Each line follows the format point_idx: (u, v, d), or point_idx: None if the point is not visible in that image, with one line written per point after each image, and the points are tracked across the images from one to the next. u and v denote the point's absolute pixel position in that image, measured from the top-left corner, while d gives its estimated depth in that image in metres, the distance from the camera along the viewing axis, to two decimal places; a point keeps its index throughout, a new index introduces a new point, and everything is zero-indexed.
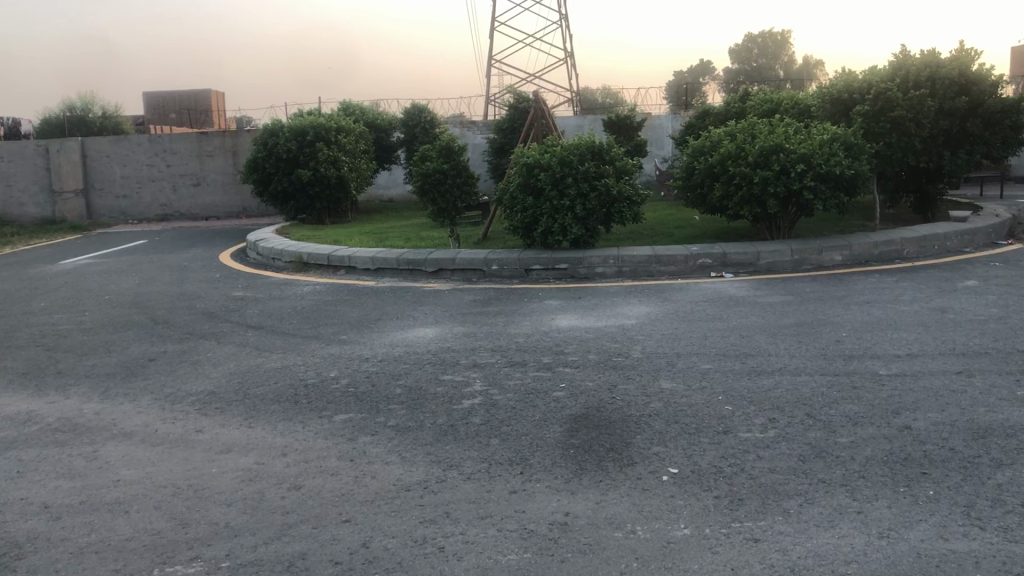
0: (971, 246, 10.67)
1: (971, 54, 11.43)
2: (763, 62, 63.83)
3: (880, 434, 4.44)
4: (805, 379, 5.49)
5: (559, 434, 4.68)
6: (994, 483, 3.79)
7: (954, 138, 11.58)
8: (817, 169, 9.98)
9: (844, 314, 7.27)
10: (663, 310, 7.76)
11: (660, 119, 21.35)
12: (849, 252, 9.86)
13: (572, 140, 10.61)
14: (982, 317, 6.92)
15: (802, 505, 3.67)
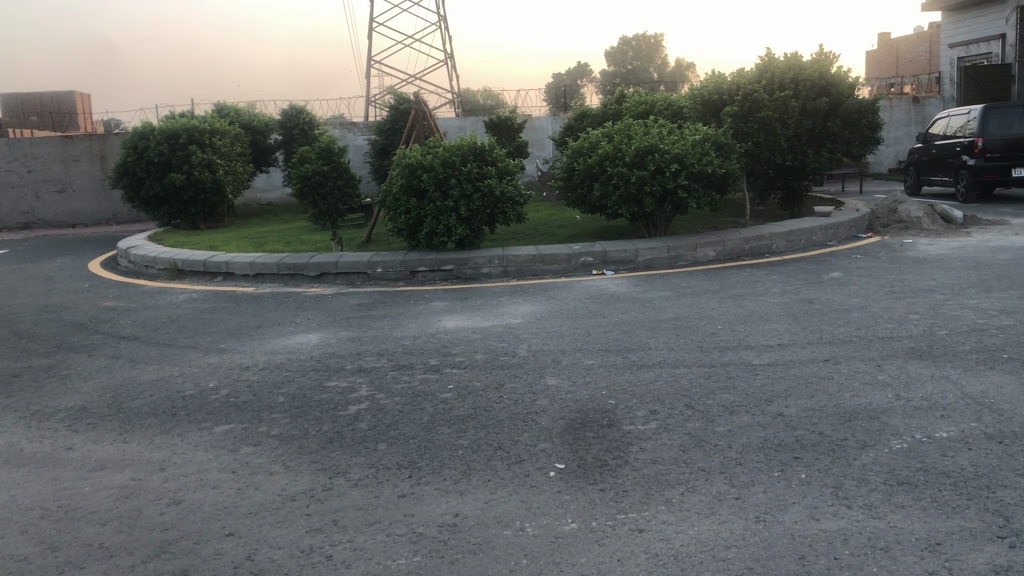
0: (835, 240, 11.23)
1: (830, 58, 12.02)
2: (637, 64, 65.38)
3: (754, 422, 4.62)
4: (683, 371, 5.66)
5: (447, 436, 4.69)
6: (860, 463, 4.00)
7: (817, 137, 12.17)
8: (690, 168, 10.34)
9: (720, 307, 7.54)
10: (547, 308, 7.84)
11: (540, 120, 21.66)
12: (722, 248, 10.24)
13: (454, 141, 10.63)
14: (845, 306, 7.29)
15: (683, 494, 3.79)
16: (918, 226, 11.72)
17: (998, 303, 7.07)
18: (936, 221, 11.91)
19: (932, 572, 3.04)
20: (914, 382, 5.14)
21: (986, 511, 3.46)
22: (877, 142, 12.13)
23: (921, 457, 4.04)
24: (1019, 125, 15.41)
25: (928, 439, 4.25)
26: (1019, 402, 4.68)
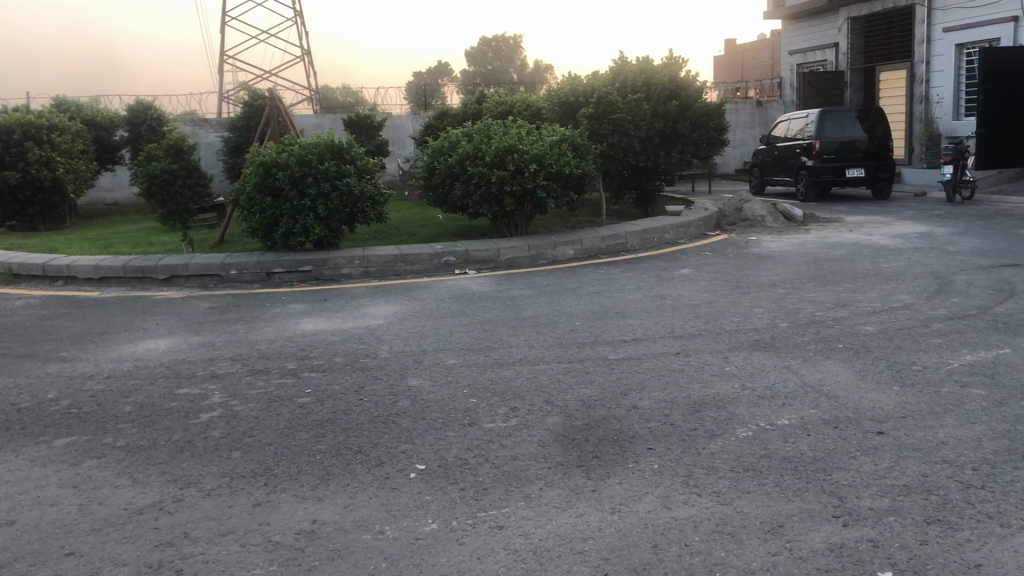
0: (686, 238, 11.67)
1: (680, 62, 12.48)
2: (497, 65, 65.94)
3: (610, 415, 4.75)
4: (543, 367, 5.75)
5: (304, 441, 4.59)
6: (709, 452, 4.17)
7: (668, 139, 12.62)
8: (548, 168, 10.52)
9: (578, 304, 7.70)
10: (408, 308, 7.80)
11: (401, 119, 21.57)
12: (580, 247, 10.46)
13: (310, 139, 10.41)
14: (695, 302, 7.58)
15: (542, 489, 3.85)
16: (763, 224, 12.32)
17: (834, 296, 7.52)
18: (778, 219, 12.56)
19: (775, 553, 3.20)
20: (758, 372, 5.40)
21: (823, 492, 3.67)
22: (724, 144, 12.68)
23: (765, 443, 4.25)
24: (851, 128, 16.43)
25: (771, 426, 4.47)
26: (852, 388, 4.99)
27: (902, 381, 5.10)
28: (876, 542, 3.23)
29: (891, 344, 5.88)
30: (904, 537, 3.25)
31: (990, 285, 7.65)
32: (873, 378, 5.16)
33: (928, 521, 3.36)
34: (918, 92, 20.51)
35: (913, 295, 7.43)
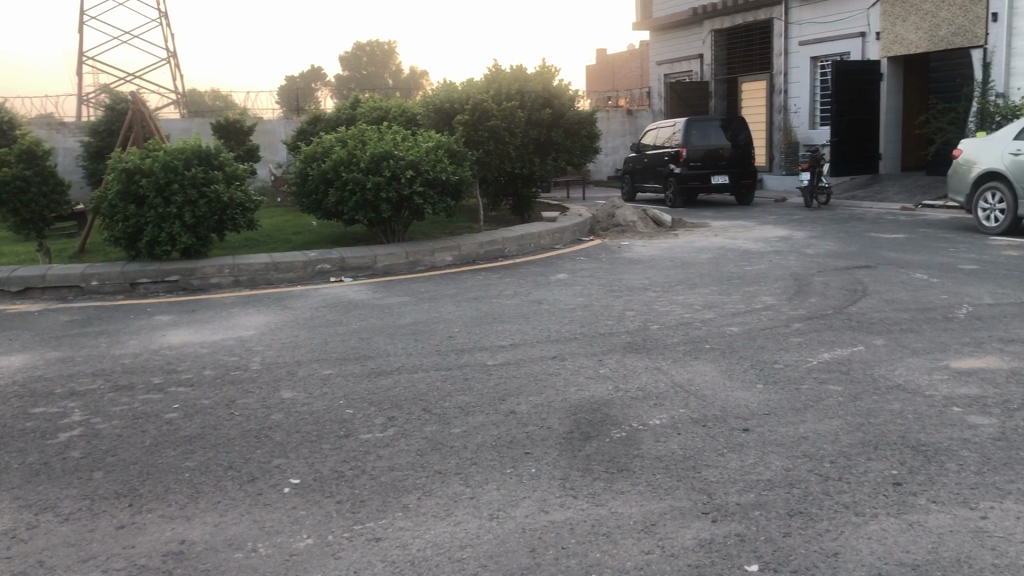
0: (561, 243, 11.85)
1: (552, 71, 12.68)
2: (372, 70, 65.32)
3: (488, 421, 4.77)
4: (421, 375, 5.71)
5: (172, 458, 4.41)
6: (585, 454, 4.24)
7: (542, 147, 12.80)
8: (424, 174, 10.50)
9: (456, 310, 7.69)
10: (282, 318, 7.62)
11: (272, 123, 21.07)
12: (458, 253, 10.48)
13: (176, 144, 10.04)
14: (571, 306, 7.71)
15: (420, 499, 3.82)
16: (634, 229, 12.64)
17: (702, 298, 7.79)
18: (648, 225, 12.92)
19: (648, 552, 3.27)
20: (631, 374, 5.53)
21: (693, 490, 3.78)
22: (596, 151, 12.96)
23: (638, 444, 4.35)
24: (716, 137, 17.07)
25: (644, 427, 4.58)
26: (720, 387, 5.17)
27: (765, 378, 5.32)
28: (743, 536, 3.36)
29: (755, 343, 6.13)
30: (768, 530, 3.39)
31: (844, 285, 8.09)
32: (738, 377, 5.37)
33: (791, 514, 3.52)
34: (777, 102, 21.48)
35: (775, 296, 7.77)
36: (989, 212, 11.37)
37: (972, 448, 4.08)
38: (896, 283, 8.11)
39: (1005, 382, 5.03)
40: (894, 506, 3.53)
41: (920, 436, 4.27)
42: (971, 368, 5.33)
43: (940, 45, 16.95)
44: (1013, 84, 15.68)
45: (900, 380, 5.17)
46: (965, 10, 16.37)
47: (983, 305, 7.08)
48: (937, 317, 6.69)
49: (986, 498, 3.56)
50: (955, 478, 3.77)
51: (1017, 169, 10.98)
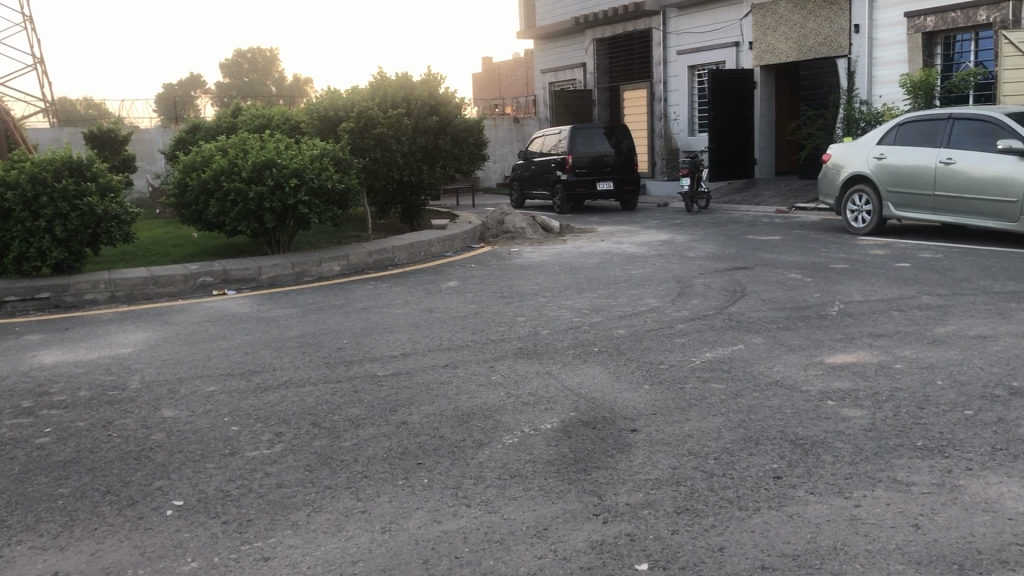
0: (452, 250, 11.84)
1: (438, 79, 12.68)
2: (255, 77, 63.84)
3: (379, 433, 4.71)
4: (309, 389, 5.60)
5: (43, 486, 4.18)
6: (477, 462, 4.24)
7: (429, 154, 12.78)
8: (309, 183, 10.31)
9: (345, 321, 7.59)
10: (163, 334, 7.35)
11: (149, 133, 20.39)
12: (346, 262, 10.33)
13: (44, 154, 9.56)
14: (462, 313, 7.71)
15: (310, 515, 3.74)
16: (523, 235, 12.75)
17: (590, 302, 7.91)
18: (537, 231, 13.05)
19: (541, 557, 3.29)
20: (522, 379, 5.56)
21: (584, 492, 3.83)
22: (484, 159, 13.03)
23: (530, 449, 4.38)
24: (600, 144, 17.40)
25: (535, 432, 4.62)
26: (608, 390, 5.25)
27: (652, 379, 5.45)
28: (633, 536, 3.42)
29: (642, 345, 6.27)
30: (657, 529, 3.46)
31: (725, 287, 8.37)
32: (626, 378, 5.48)
33: (678, 511, 3.60)
34: (658, 109, 22.04)
35: (659, 298, 7.97)
36: (857, 213, 11.98)
37: (845, 440, 4.28)
38: (773, 283, 8.44)
39: (874, 375, 5.30)
40: (775, 499, 3.66)
41: (798, 430, 4.45)
42: (844, 363, 5.59)
43: (808, 54, 17.75)
44: (876, 92, 16.55)
45: (778, 376, 5.38)
46: (831, 21, 17.20)
47: (853, 302, 7.43)
48: (810, 316, 6.99)
49: (859, 487, 3.74)
50: (831, 469, 3.94)
51: (881, 172, 11.59)
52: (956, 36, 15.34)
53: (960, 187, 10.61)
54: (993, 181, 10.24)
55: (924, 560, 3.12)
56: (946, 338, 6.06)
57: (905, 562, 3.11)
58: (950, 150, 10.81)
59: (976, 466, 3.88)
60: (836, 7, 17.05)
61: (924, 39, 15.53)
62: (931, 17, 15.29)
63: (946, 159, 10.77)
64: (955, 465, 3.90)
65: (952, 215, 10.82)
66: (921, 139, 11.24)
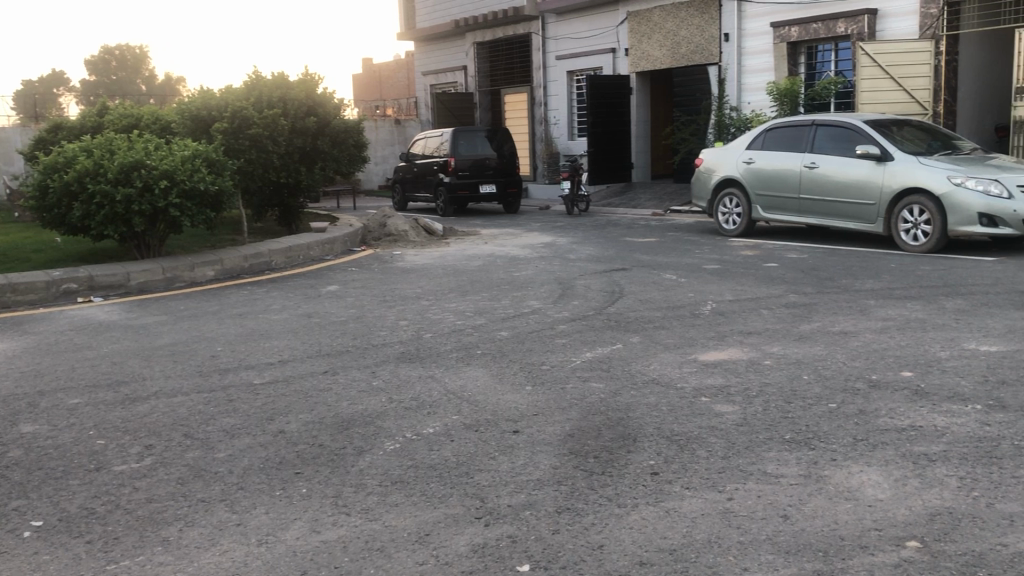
0: (331, 254, 11.67)
1: (315, 79, 12.46)
2: (124, 75, 61.24)
3: (256, 443, 4.57)
4: (181, 399, 5.39)
5: None
6: (356, 469, 4.17)
7: (307, 156, 12.54)
8: (180, 185, 9.95)
9: (220, 328, 7.35)
10: (22, 345, 6.93)
11: (6, 132, 19.35)
12: (220, 267, 10.02)
13: None
14: (342, 318, 7.58)
15: (182, 530, 3.60)
16: (406, 238, 12.65)
17: (472, 305, 7.92)
18: (420, 233, 12.97)
19: (422, 563, 3.26)
20: (404, 384, 5.50)
21: (466, 495, 3.82)
22: (364, 160, 12.88)
23: (411, 454, 4.34)
24: (482, 147, 17.46)
25: (416, 436, 4.58)
26: (491, 392, 5.26)
27: (533, 380, 5.48)
28: (515, 537, 3.43)
29: (524, 346, 6.32)
30: (539, 529, 3.49)
31: (604, 288, 8.52)
32: (508, 380, 5.50)
33: (559, 511, 3.64)
34: (538, 113, 22.28)
35: (541, 299, 8.05)
36: (728, 215, 12.43)
37: (718, 435, 4.42)
38: (650, 284, 8.65)
39: (745, 371, 5.49)
40: (652, 496, 3.74)
41: (675, 426, 4.56)
42: (716, 360, 5.77)
43: (681, 61, 18.30)
44: (744, 99, 17.21)
45: (655, 374, 5.51)
46: (702, 30, 17.78)
47: (725, 301, 7.70)
48: (685, 314, 7.19)
49: (732, 481, 3.86)
50: (704, 464, 4.05)
51: (750, 176, 12.04)
52: (818, 46, 16.12)
53: (823, 191, 11.12)
54: (853, 185, 10.77)
55: (792, 550, 3.24)
56: (811, 334, 6.35)
57: (776, 552, 3.22)
58: (814, 155, 11.31)
59: (839, 457, 4.07)
60: (707, 15, 17.63)
61: (789, 48, 16.23)
62: (795, 27, 16.00)
63: (810, 164, 11.27)
64: (821, 456, 4.08)
65: (815, 216, 11.33)
66: (787, 145, 11.72)
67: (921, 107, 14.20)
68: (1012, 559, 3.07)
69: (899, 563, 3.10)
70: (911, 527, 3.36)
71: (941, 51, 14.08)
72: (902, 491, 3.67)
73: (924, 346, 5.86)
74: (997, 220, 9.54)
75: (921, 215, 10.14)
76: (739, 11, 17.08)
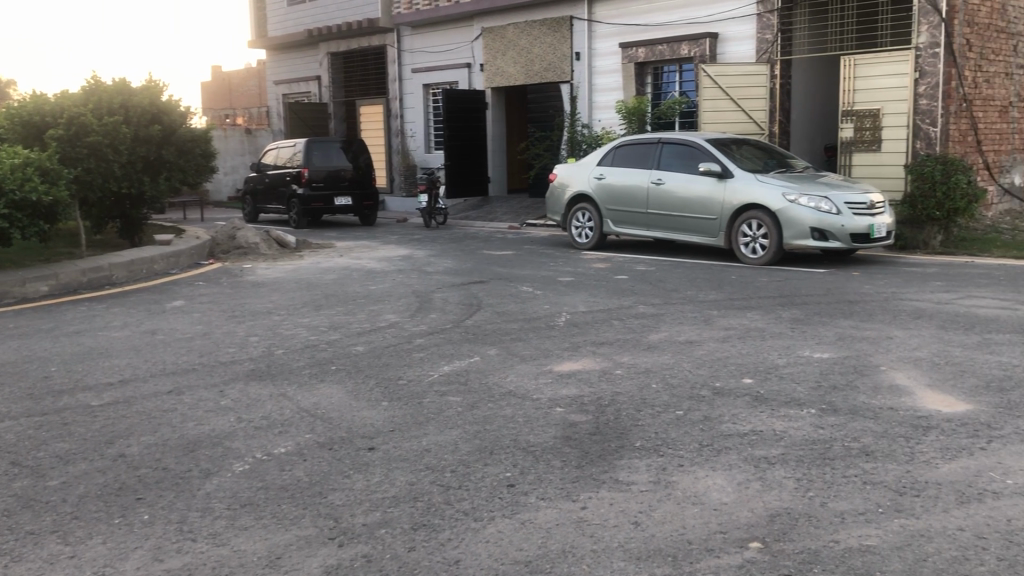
0: (177, 267, 11.20)
1: (160, 86, 11.96)
2: None
3: (92, 468, 4.32)
4: (8, 425, 5.02)
5: None
6: (203, 493, 4.00)
7: (151, 166, 12.01)
8: (9, 194, 9.31)
9: (54, 347, 6.91)
10: None
11: None
12: (55, 282, 9.44)
13: None
14: (189, 335, 7.27)
15: (7, 567, 3.35)
16: (256, 251, 12.29)
17: (326, 319, 7.77)
18: (272, 246, 12.63)
19: None
20: (254, 403, 5.32)
21: (319, 516, 3.73)
22: (212, 171, 12.45)
23: (261, 475, 4.20)
24: (336, 158, 17.20)
25: (267, 457, 4.44)
26: (345, 409, 5.17)
27: (389, 396, 5.41)
28: (370, 557, 3.37)
29: (380, 361, 6.24)
30: (394, 547, 3.44)
31: (461, 301, 8.54)
32: (364, 396, 5.41)
33: (415, 527, 3.60)
34: (394, 125, 22.15)
35: (398, 313, 7.98)
36: (581, 229, 12.74)
37: (572, 445, 4.49)
38: (506, 296, 8.73)
39: (598, 381, 5.61)
40: (508, 508, 3.76)
41: (530, 438, 4.61)
42: (571, 371, 5.88)
43: (534, 79, 18.64)
44: (595, 116, 17.70)
45: (511, 386, 5.55)
46: (554, 48, 18.17)
47: (578, 312, 7.86)
48: (540, 326, 7.30)
49: (585, 490, 3.93)
50: (559, 474, 4.11)
51: (601, 192, 12.37)
52: (663, 67, 16.77)
53: (669, 206, 11.54)
54: (696, 201, 11.24)
55: (643, 556, 3.32)
56: (659, 344, 6.57)
57: (627, 559, 3.30)
58: (660, 172, 11.73)
59: (686, 462, 4.22)
60: (559, 34, 18.03)
61: (636, 69, 16.81)
62: (642, 49, 16.58)
63: (657, 181, 11.67)
64: (669, 463, 4.22)
65: (662, 230, 11.74)
66: (635, 161, 12.11)
67: (758, 127, 14.97)
68: (844, 554, 3.26)
69: (742, 564, 3.23)
70: (753, 528, 3.51)
71: (776, 75, 14.94)
72: (744, 494, 3.83)
73: (763, 354, 6.17)
74: (827, 234, 10.18)
75: (759, 229, 10.67)
76: (589, 31, 17.58)
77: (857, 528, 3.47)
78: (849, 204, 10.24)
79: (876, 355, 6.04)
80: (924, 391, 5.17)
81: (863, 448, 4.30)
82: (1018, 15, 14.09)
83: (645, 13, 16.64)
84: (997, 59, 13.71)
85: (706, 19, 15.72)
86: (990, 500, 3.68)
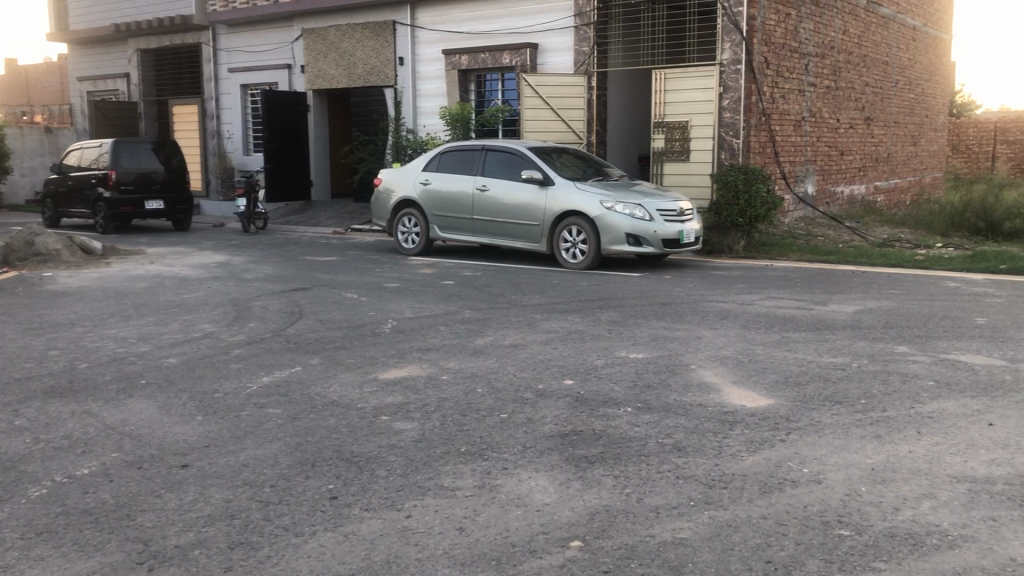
0: None
1: None
2: None
3: None
4: None
5: None
6: None
7: None
8: None
9: None
10: None
11: None
12: None
13: None
14: None
15: None
16: (57, 258, 11.46)
17: (135, 330, 7.34)
18: (75, 253, 11.81)
19: None
20: (53, 422, 4.94)
21: (127, 540, 3.51)
22: None
23: (60, 500, 3.91)
24: (147, 160, 16.33)
25: (68, 479, 4.13)
26: (156, 425, 4.89)
27: (203, 410, 5.17)
28: None
29: (194, 374, 5.96)
30: (208, 568, 3.28)
31: (282, 309, 8.29)
32: (176, 411, 5.14)
33: (231, 546, 3.45)
34: (210, 126, 21.27)
35: (214, 323, 7.65)
36: (407, 234, 12.70)
37: (396, 453, 4.44)
38: (329, 304, 8.55)
39: (423, 388, 5.58)
40: (330, 521, 3.67)
41: (353, 448, 4.53)
42: (395, 378, 5.82)
43: (357, 82, 18.41)
44: (420, 121, 17.70)
45: (333, 396, 5.43)
46: (377, 52, 18.02)
47: (403, 319, 7.81)
48: (364, 334, 7.19)
49: (409, 498, 3.90)
50: (383, 483, 4.06)
51: (427, 197, 12.35)
52: (486, 75, 16.98)
53: (493, 212, 11.68)
54: (519, 207, 11.43)
55: (468, 561, 3.33)
56: (484, 348, 6.62)
57: (451, 566, 3.30)
58: (484, 178, 11.85)
59: (509, 465, 4.27)
60: (381, 38, 17.89)
61: (459, 76, 16.95)
62: (465, 56, 16.73)
63: (481, 186, 11.78)
64: (493, 467, 4.25)
65: (487, 236, 11.86)
66: (460, 167, 12.18)
67: (577, 136, 15.36)
68: (658, 548, 3.40)
69: (563, 563, 3.30)
70: (574, 527, 3.59)
71: (593, 85, 15.37)
72: (565, 494, 3.92)
73: (582, 356, 6.34)
74: (642, 239, 10.63)
75: (578, 235, 11.00)
76: (412, 36, 17.55)
77: (670, 522, 3.62)
78: (661, 211, 10.73)
79: (686, 354, 6.34)
80: (730, 388, 5.48)
81: (675, 445, 4.50)
82: (808, 36, 15.24)
83: (468, 21, 16.78)
84: (792, 76, 14.78)
85: (527, 29, 16.03)
86: (789, 488, 3.93)
